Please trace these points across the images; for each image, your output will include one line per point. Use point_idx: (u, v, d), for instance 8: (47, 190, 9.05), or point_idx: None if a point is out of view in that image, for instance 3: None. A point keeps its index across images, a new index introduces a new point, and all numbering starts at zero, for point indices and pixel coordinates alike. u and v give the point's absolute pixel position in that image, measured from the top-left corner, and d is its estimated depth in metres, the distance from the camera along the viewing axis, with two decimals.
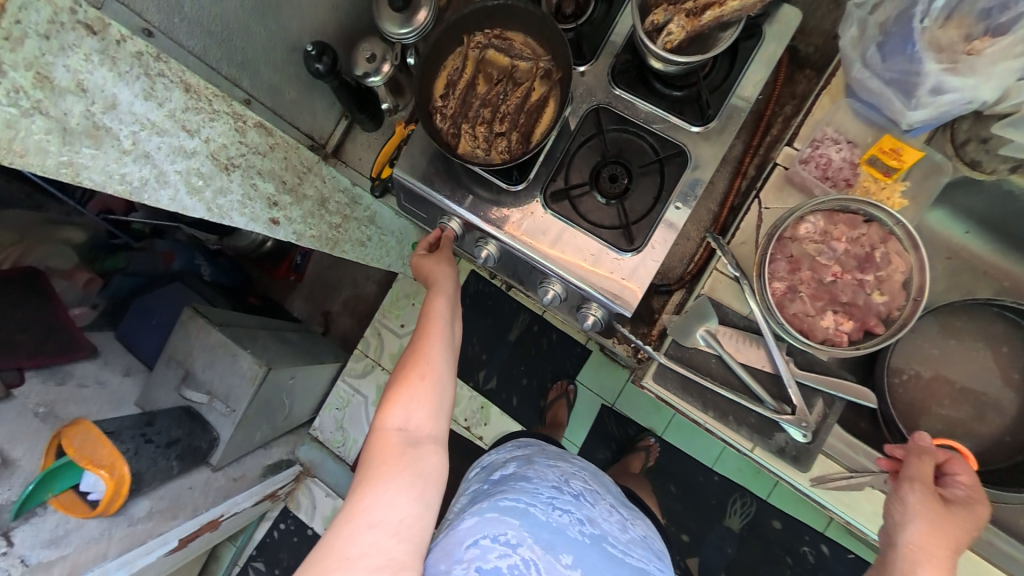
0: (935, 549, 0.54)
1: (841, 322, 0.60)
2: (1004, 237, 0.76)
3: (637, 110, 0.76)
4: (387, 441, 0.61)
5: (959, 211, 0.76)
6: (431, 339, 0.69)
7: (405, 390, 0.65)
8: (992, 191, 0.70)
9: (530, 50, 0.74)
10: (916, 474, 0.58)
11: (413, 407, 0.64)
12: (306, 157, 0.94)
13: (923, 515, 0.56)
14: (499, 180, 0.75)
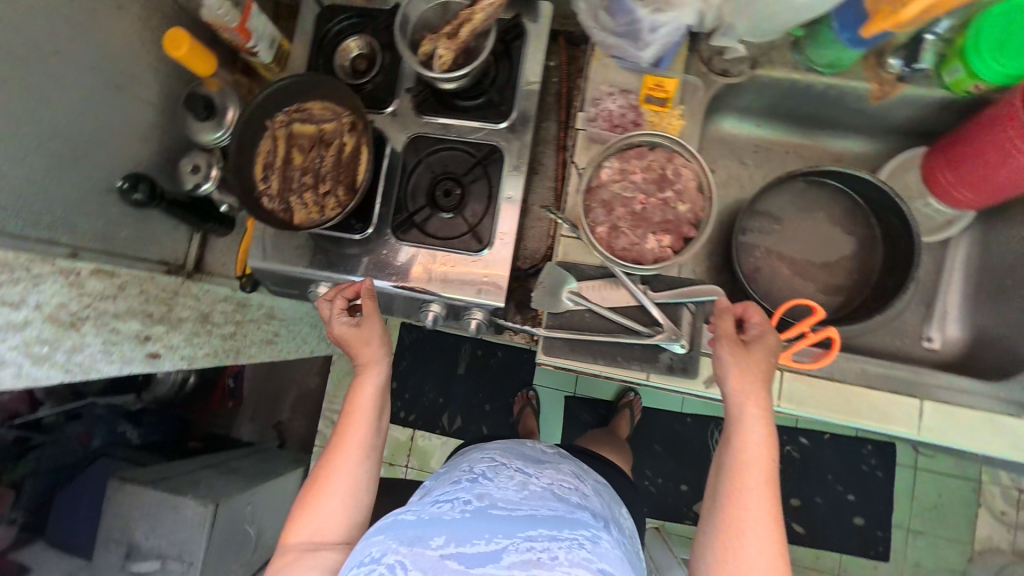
0: (750, 389, 0.63)
1: (663, 239, 0.67)
2: (788, 118, 0.87)
3: (448, 127, 0.82)
4: (292, 556, 0.64)
5: (742, 112, 0.87)
6: (353, 439, 0.69)
7: (319, 496, 0.67)
8: (756, 88, 0.80)
9: (329, 112, 0.78)
10: (721, 333, 0.65)
11: (327, 506, 0.66)
12: (166, 283, 0.91)
13: (735, 364, 0.64)
14: (344, 234, 0.78)
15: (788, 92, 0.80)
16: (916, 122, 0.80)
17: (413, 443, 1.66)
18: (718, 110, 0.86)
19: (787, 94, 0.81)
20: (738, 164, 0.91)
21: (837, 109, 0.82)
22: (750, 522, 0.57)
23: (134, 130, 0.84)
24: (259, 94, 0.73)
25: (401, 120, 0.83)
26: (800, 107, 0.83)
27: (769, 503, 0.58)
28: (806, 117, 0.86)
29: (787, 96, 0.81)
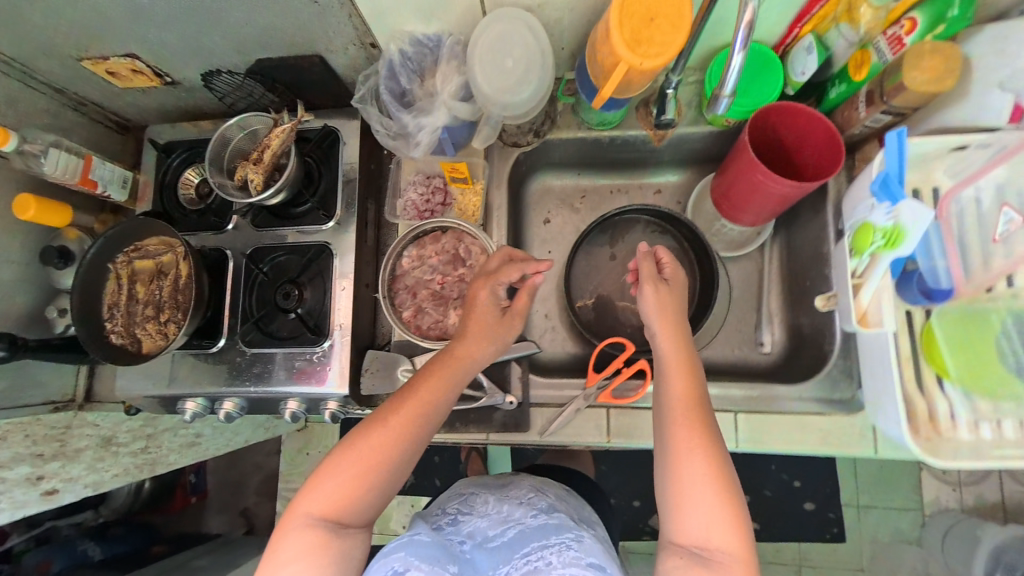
0: (675, 316, 0.70)
1: (463, 313, 0.73)
2: (604, 166, 0.93)
3: (284, 236, 0.88)
4: (297, 536, 0.53)
5: (558, 166, 0.93)
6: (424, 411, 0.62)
7: (318, 490, 0.56)
8: (556, 147, 0.86)
9: (164, 245, 0.85)
10: (643, 271, 0.72)
11: (288, 536, 0.53)
12: (52, 422, 0.95)
13: (652, 304, 0.71)
14: (194, 351, 0.83)
15: (588, 144, 0.86)
16: (711, 145, 0.85)
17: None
18: (536, 168, 0.91)
19: (588, 146, 0.87)
20: (570, 211, 0.95)
21: (636, 151, 0.87)
22: (716, 429, 0.60)
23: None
24: (92, 245, 0.79)
25: (244, 237, 0.89)
26: (606, 155, 0.89)
27: (707, 425, 0.61)
28: (616, 162, 0.92)
29: (589, 149, 0.87)
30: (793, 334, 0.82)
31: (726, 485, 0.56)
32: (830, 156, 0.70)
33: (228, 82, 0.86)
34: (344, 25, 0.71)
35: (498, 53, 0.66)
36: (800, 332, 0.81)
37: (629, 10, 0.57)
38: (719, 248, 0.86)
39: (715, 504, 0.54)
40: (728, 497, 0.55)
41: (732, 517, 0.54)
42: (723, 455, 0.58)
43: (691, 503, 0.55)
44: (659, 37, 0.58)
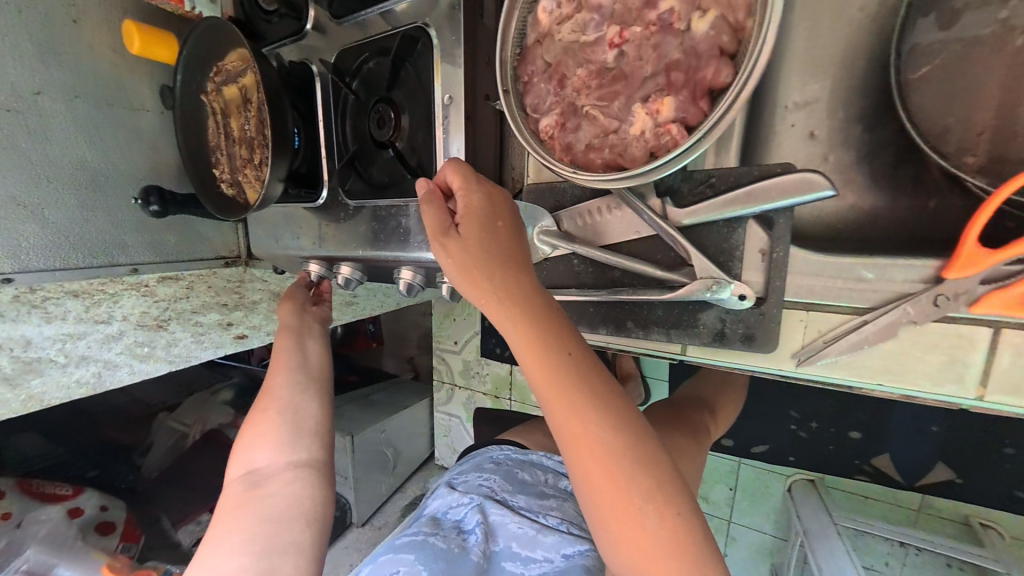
0: (503, 278, 0.46)
1: (660, 109, 0.43)
2: None
3: (366, 26, 0.59)
4: (258, 454, 0.61)
5: None
6: (275, 371, 0.67)
7: (246, 435, 0.63)
8: None
9: (241, 61, 0.66)
10: (433, 223, 0.49)
11: (260, 447, 0.61)
12: (227, 275, 1.00)
13: (461, 277, 0.48)
14: (300, 203, 0.69)
15: None
16: None
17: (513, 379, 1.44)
18: None
19: None
20: None
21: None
22: (583, 448, 0.43)
23: (144, 139, 0.88)
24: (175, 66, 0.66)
25: (328, 45, 0.63)
26: None
27: (611, 417, 0.43)
28: None
29: None
30: None
31: (626, 524, 0.42)
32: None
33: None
34: None
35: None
36: None
37: None
38: None
39: (629, 547, 0.42)
40: (665, 516, 0.41)
41: (657, 550, 0.41)
42: (598, 477, 0.42)
43: (615, 520, 0.42)
44: None
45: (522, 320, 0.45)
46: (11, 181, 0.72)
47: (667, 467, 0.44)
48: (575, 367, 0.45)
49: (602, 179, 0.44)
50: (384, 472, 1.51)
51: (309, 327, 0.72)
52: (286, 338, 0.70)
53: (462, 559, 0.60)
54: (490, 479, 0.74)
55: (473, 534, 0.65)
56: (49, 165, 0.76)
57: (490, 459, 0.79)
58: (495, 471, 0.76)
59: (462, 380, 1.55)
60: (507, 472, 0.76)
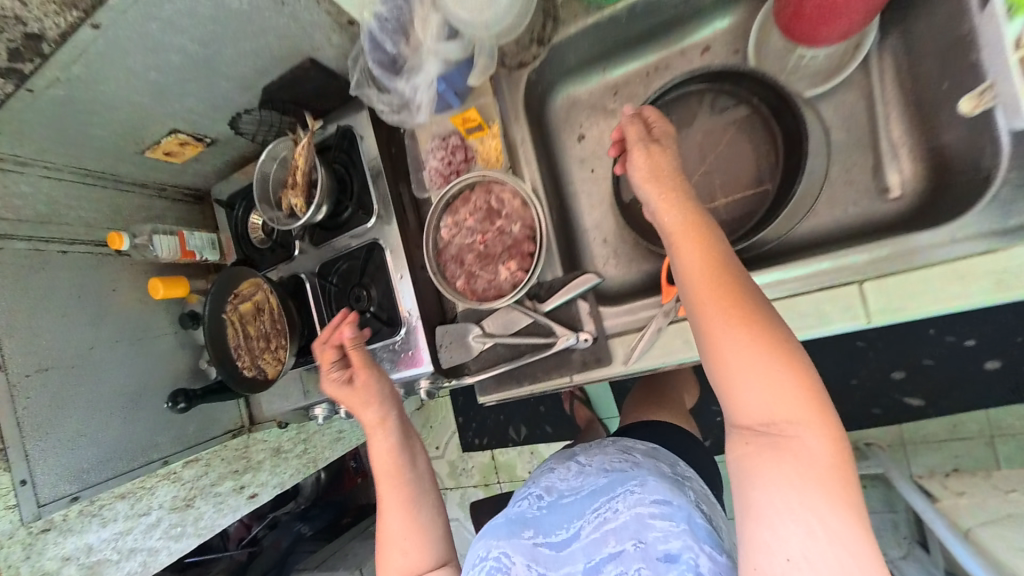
0: (665, 161, 0.59)
1: (514, 265, 0.68)
2: (643, 41, 0.76)
3: (336, 245, 0.93)
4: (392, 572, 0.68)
5: (588, 57, 0.78)
6: (389, 478, 0.72)
7: (389, 545, 0.69)
8: (588, 35, 0.72)
9: (253, 286, 0.97)
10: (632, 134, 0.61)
11: (395, 562, 0.68)
12: (236, 444, 1.18)
13: (646, 179, 0.58)
14: (307, 362, 0.96)
15: (626, 24, 0.72)
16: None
17: (496, 461, 1.66)
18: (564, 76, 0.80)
19: (626, 25, 0.72)
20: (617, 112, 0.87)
21: (655, 24, 0.73)
22: (712, 325, 0.47)
23: (169, 356, 1.11)
24: (207, 295, 0.93)
25: (307, 260, 0.96)
26: (644, 26, 0.73)
27: (721, 249, 0.50)
28: (650, 33, 0.74)
29: (627, 26, 0.72)
30: (936, 165, 0.63)
31: (762, 344, 0.44)
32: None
33: (250, 120, 0.91)
34: (317, 13, 0.69)
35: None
36: (941, 160, 0.62)
37: None
38: (803, 87, 0.67)
39: (747, 371, 0.44)
40: (789, 355, 0.44)
41: (791, 370, 0.43)
42: (719, 274, 0.48)
43: (745, 349, 0.44)
44: None
45: (646, 179, 0.58)
46: (69, 420, 0.92)
47: (777, 321, 0.46)
48: (702, 229, 0.52)
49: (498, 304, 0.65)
50: None
51: (403, 423, 0.77)
52: (393, 429, 0.75)
53: (523, 513, 0.63)
54: (549, 462, 0.76)
55: (531, 494, 0.66)
56: (98, 398, 0.97)
57: (556, 453, 0.81)
58: (554, 457, 0.78)
59: (453, 481, 1.73)
60: (562, 454, 0.78)
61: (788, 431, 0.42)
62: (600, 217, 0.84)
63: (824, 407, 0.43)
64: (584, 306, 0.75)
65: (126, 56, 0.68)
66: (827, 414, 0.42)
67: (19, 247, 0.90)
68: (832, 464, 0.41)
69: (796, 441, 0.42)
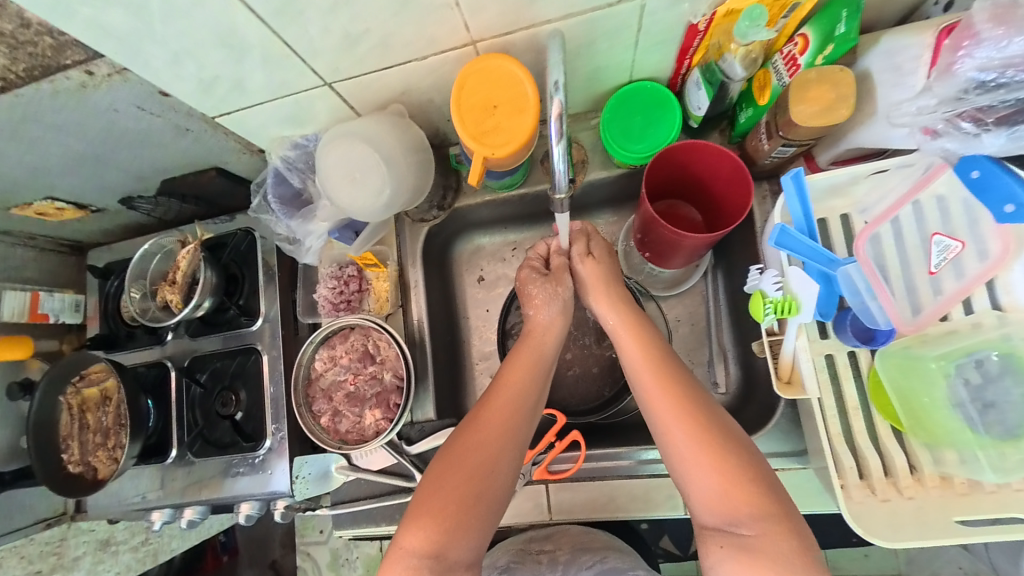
0: (619, 315, 0.67)
1: (378, 412, 0.70)
2: (530, 217, 0.90)
3: (215, 341, 0.88)
4: (405, 537, 0.54)
5: (487, 221, 0.89)
6: (507, 410, 0.61)
7: (457, 469, 0.56)
8: (482, 206, 0.85)
9: (105, 371, 0.89)
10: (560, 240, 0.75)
11: (413, 531, 0.54)
12: (47, 537, 1.00)
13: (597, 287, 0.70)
14: (152, 463, 0.86)
15: (512, 202, 0.85)
16: (633, 183, 0.82)
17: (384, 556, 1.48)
18: (467, 228, 0.90)
19: (511, 202, 0.85)
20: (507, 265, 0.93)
21: (538, 202, 0.85)
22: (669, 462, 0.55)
23: None
24: (37, 387, 0.82)
25: (180, 349, 0.91)
26: (530, 207, 0.87)
27: (661, 371, 0.60)
28: (535, 213, 0.89)
29: (512, 203, 0.85)
30: (746, 371, 0.76)
31: (702, 455, 0.53)
32: (738, 181, 0.67)
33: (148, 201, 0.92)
34: (224, 140, 0.76)
35: (359, 165, 0.61)
36: (752, 369, 0.75)
37: (467, 104, 0.56)
38: (656, 288, 0.82)
39: (718, 484, 0.52)
40: (729, 467, 0.52)
41: (740, 477, 0.52)
42: (665, 372, 0.59)
43: (685, 443, 0.54)
44: (611, 117, 0.71)
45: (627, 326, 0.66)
46: None
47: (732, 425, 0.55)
48: (662, 372, 0.59)
49: (363, 445, 0.67)
50: None
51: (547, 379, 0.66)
52: (534, 380, 0.64)
53: None
54: None
55: None
56: None
57: None
58: None
59: None
60: None
61: (733, 516, 0.51)
62: (490, 355, 0.89)
63: (780, 498, 0.51)
64: None
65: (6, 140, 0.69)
66: (781, 501, 0.51)
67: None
68: (775, 545, 0.49)
69: (746, 523, 0.50)
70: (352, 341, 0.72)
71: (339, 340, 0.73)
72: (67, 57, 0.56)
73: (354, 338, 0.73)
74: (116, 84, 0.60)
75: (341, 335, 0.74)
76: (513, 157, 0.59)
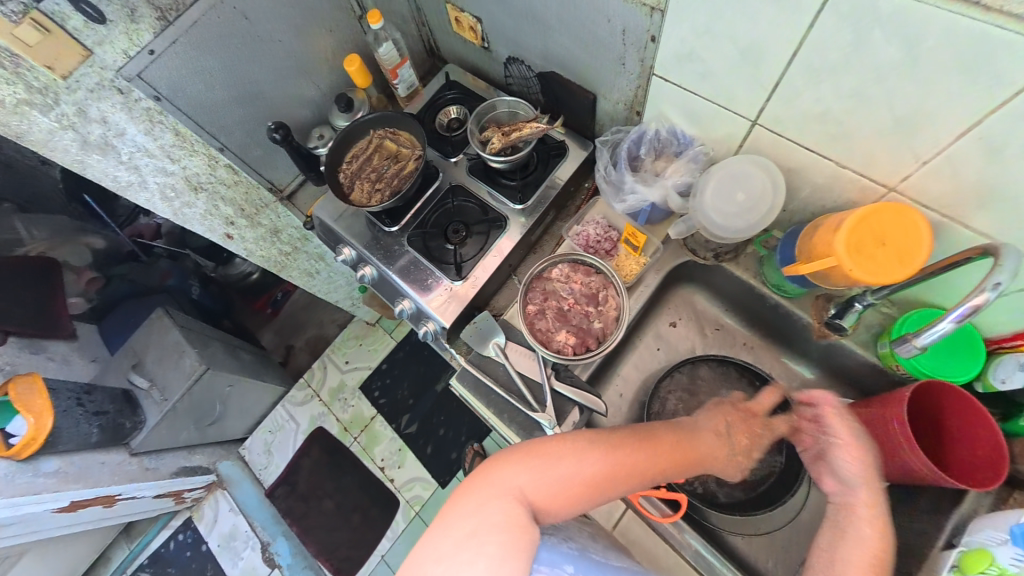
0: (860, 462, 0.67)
1: (570, 338, 0.81)
2: (754, 319, 0.96)
3: (480, 190, 1.08)
4: (521, 472, 0.62)
5: (721, 293, 0.98)
6: (642, 459, 0.68)
7: (586, 456, 0.64)
8: (730, 280, 0.93)
9: (410, 142, 1.09)
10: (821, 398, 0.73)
11: (526, 470, 0.62)
12: (262, 196, 1.26)
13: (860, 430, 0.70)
14: (378, 222, 1.05)
15: (755, 295, 0.91)
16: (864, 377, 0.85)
17: (369, 424, 1.87)
18: (702, 281, 0.99)
19: (754, 296, 0.92)
20: (699, 332, 1.01)
21: (780, 317, 0.90)
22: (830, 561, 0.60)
23: (300, 99, 1.23)
24: (371, 115, 1.07)
25: (454, 172, 1.12)
26: (764, 313, 0.93)
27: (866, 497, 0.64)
28: (765, 323, 0.94)
29: (753, 297, 0.92)
30: None
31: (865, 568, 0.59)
32: (989, 461, 0.64)
33: (520, 71, 1.15)
34: (630, 87, 0.91)
35: (749, 192, 0.76)
36: None
37: (865, 223, 0.63)
38: None
39: None
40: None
41: None
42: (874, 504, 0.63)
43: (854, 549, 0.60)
44: (908, 319, 0.75)
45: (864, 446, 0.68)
46: (216, 57, 1.00)
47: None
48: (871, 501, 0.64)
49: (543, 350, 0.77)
50: (196, 423, 1.66)
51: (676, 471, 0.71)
52: (670, 461, 0.70)
53: None
54: None
55: None
56: (244, 68, 1.06)
57: None
58: None
59: (327, 396, 1.93)
60: None
61: None
62: (632, 377, 0.99)
63: None
64: (574, 413, 0.83)
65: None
66: None
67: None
68: None
69: None
70: (593, 281, 0.84)
71: (583, 274, 0.85)
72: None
73: (596, 284, 0.84)
74: (635, 8, 0.75)
75: (587, 272, 0.85)
76: (849, 283, 0.66)
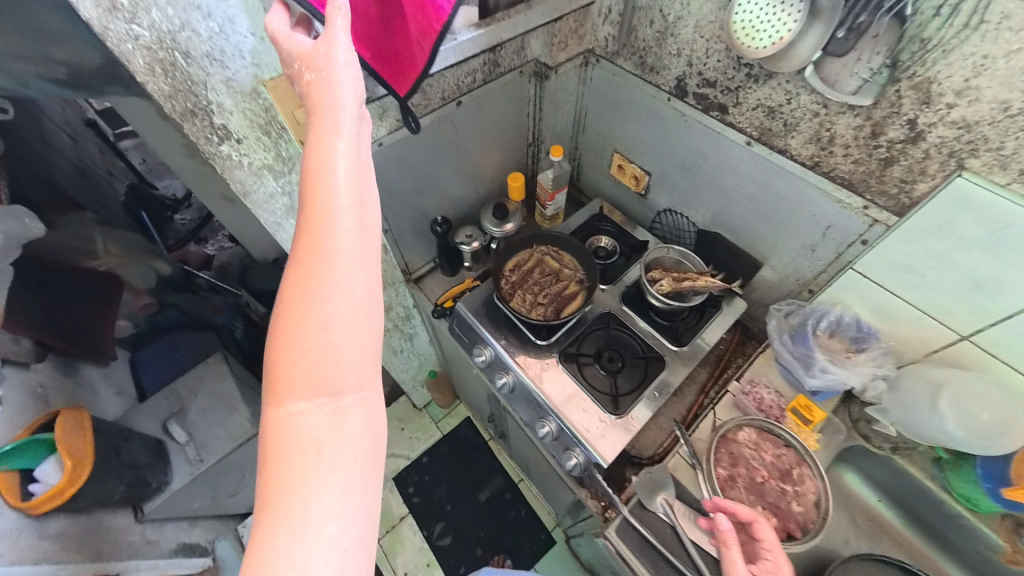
0: None
1: (769, 518, 0.79)
2: (911, 515, 0.93)
3: (633, 322, 1.08)
4: (298, 420, 0.49)
5: (873, 481, 0.96)
6: (315, 262, 0.52)
7: (304, 335, 0.50)
8: (893, 471, 0.91)
9: (571, 263, 1.12)
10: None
11: (297, 401, 0.50)
12: (394, 276, 1.28)
13: None
14: (530, 332, 1.03)
15: (925, 495, 0.89)
16: None
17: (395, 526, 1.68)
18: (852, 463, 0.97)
19: (922, 495, 0.89)
20: (847, 520, 0.97)
21: (956, 526, 0.86)
22: None
23: (458, 197, 1.29)
24: (543, 231, 1.12)
25: (604, 299, 1.12)
26: (927, 514, 0.90)
27: None
28: (929, 526, 0.91)
29: (920, 496, 0.89)
30: None
31: None
32: None
33: (672, 223, 1.24)
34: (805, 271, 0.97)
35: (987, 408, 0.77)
36: None
37: None
38: None
39: None
40: None
41: None
42: None
43: None
44: None
45: None
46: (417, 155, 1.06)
47: None
48: None
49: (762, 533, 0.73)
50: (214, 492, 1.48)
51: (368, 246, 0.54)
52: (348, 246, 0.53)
53: None
54: None
55: None
56: (433, 167, 1.13)
57: None
58: None
59: None
60: None
61: None
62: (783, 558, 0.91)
63: None
64: None
65: (724, 156, 0.99)
66: None
67: (530, 89, 1.18)
68: None
69: None
70: (787, 456, 0.83)
71: (773, 446, 0.85)
72: (869, 192, 0.79)
73: (790, 460, 0.83)
74: (857, 216, 0.82)
75: (776, 443, 0.85)
76: None
